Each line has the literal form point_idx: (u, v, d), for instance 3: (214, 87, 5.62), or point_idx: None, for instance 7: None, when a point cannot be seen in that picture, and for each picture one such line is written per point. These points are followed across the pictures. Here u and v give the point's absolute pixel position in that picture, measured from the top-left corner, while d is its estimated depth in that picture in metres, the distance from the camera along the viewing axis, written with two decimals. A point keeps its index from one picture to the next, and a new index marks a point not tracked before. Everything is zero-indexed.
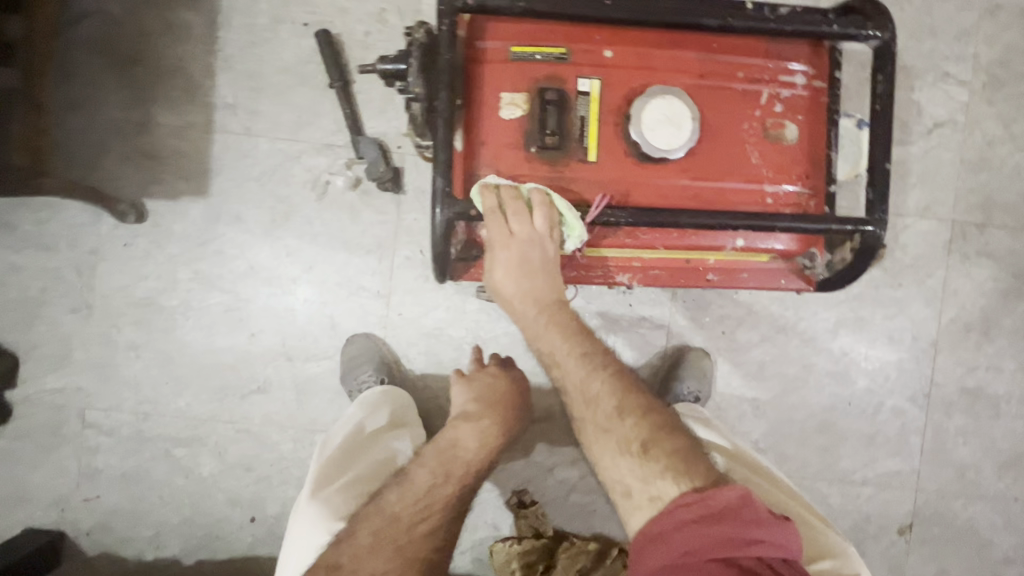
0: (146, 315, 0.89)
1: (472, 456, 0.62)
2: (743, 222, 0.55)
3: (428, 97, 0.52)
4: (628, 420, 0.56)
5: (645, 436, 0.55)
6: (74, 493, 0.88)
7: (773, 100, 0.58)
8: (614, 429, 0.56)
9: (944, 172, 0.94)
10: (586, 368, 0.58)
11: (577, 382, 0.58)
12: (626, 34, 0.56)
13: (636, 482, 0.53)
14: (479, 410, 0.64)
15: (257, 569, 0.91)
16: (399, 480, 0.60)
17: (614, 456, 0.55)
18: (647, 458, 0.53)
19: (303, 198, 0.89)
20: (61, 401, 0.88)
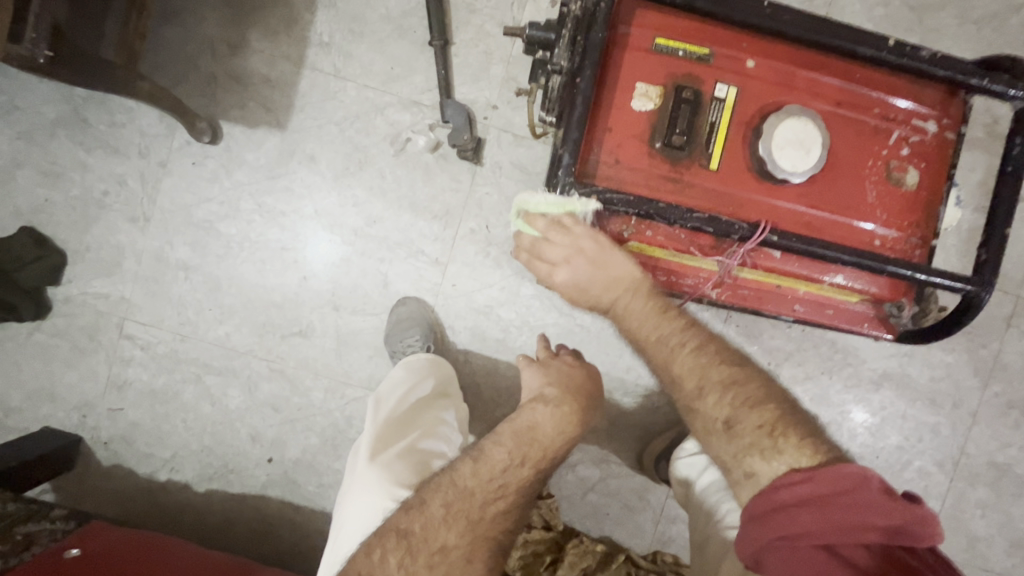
0: (203, 238, 0.87)
1: (550, 443, 0.62)
2: (852, 258, 0.54)
3: (570, 72, 0.51)
4: (711, 399, 0.55)
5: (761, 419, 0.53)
6: (100, 400, 0.88)
7: (900, 143, 0.57)
8: (701, 408, 0.56)
9: (1019, 247, 0.93)
10: (674, 347, 0.58)
11: (667, 364, 0.58)
12: (771, 47, 0.55)
13: (732, 461, 0.54)
14: (557, 397, 0.64)
15: (265, 509, 0.90)
16: (473, 454, 0.61)
17: (709, 432, 0.56)
18: (737, 434, 0.53)
19: (380, 151, 0.87)
20: (103, 307, 0.87)
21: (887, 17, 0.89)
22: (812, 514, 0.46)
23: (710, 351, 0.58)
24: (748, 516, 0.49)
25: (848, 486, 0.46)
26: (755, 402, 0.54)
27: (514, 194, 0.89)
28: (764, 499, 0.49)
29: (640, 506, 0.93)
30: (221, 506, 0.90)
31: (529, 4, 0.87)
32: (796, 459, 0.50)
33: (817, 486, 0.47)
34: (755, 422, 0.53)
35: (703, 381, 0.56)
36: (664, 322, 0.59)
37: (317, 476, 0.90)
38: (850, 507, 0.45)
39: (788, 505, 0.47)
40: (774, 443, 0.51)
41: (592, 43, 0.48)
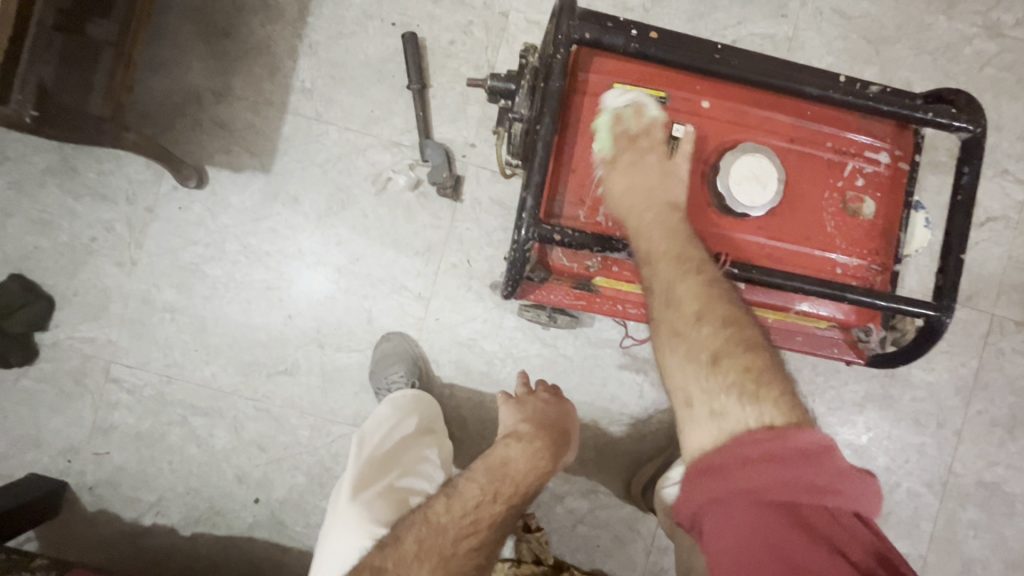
0: (189, 280, 0.89)
1: (522, 477, 0.63)
2: (815, 287, 0.55)
3: (531, 119, 0.53)
4: (705, 329, 0.47)
5: (727, 350, 0.46)
6: (85, 445, 0.88)
7: (855, 175, 0.60)
8: (694, 335, 0.47)
9: (991, 265, 0.95)
10: (675, 268, 0.49)
11: (663, 286, 0.49)
12: (725, 87, 0.58)
13: (701, 396, 0.46)
14: (531, 433, 0.65)
15: (251, 551, 0.89)
16: (446, 492, 0.62)
17: (682, 362, 0.47)
18: (722, 373, 0.45)
19: (361, 191, 0.90)
20: (90, 351, 0.88)
21: (846, 50, 0.93)
22: (774, 475, 0.40)
23: (718, 287, 0.49)
24: (698, 468, 0.43)
25: (811, 451, 0.40)
26: (751, 345, 0.46)
27: (494, 228, 0.91)
28: (722, 455, 0.42)
29: (630, 536, 0.92)
30: (207, 549, 0.89)
31: (502, 49, 0.91)
32: (768, 412, 0.43)
33: (782, 446, 0.41)
34: (742, 365, 0.45)
35: (694, 312, 0.48)
36: (681, 250, 0.50)
37: (304, 516, 0.90)
38: (814, 470, 0.40)
39: (752, 461, 0.41)
40: (754, 391, 0.44)
41: (550, 90, 0.51)
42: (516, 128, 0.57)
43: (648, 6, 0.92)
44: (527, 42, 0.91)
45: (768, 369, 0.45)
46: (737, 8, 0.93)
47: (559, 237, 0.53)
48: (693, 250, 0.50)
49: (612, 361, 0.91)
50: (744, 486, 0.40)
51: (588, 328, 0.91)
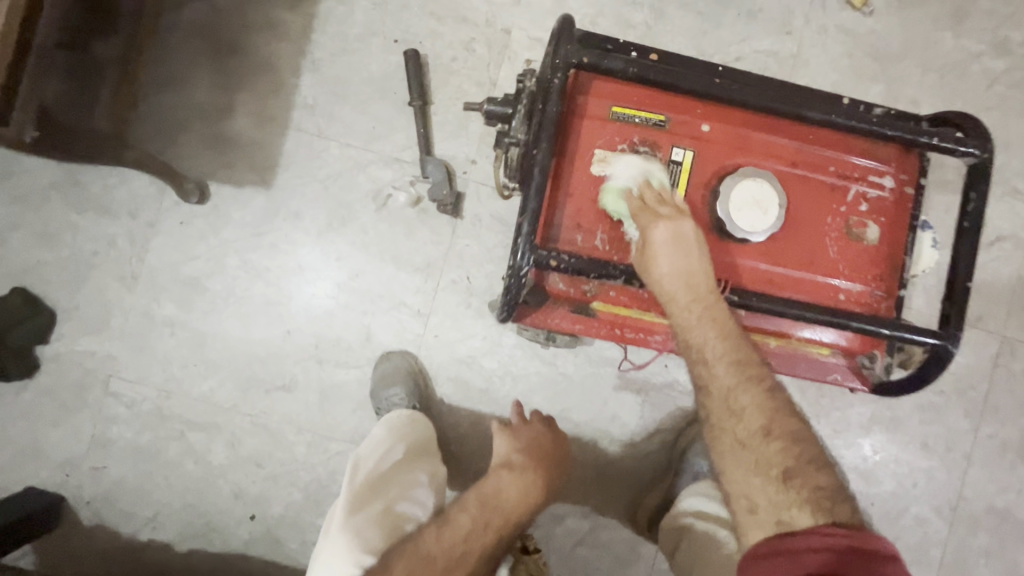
0: (189, 295, 0.89)
1: (512, 507, 0.64)
2: (817, 314, 0.54)
3: (528, 143, 0.53)
4: (772, 445, 0.50)
5: (789, 462, 0.49)
6: (83, 459, 0.88)
7: (858, 199, 0.59)
8: (757, 446, 0.50)
9: (1001, 286, 0.93)
10: (734, 375, 0.52)
11: (723, 394, 0.52)
12: (726, 111, 0.57)
13: (768, 508, 0.48)
14: (522, 464, 0.68)
15: (247, 568, 0.89)
16: (438, 521, 0.62)
17: (746, 474, 0.50)
18: (789, 488, 0.48)
19: (362, 207, 0.90)
20: (90, 365, 0.88)
21: (852, 67, 0.92)
22: (826, 558, 0.43)
23: (773, 395, 0.52)
24: (751, 554, 0.47)
25: (868, 547, 0.44)
26: (813, 459, 0.50)
27: (494, 245, 0.91)
28: (776, 548, 0.46)
29: (630, 559, 0.91)
30: (203, 566, 0.89)
31: (504, 65, 0.91)
32: (838, 514, 0.46)
33: (841, 542, 0.44)
34: (811, 482, 0.48)
35: (752, 418, 0.51)
36: (738, 354, 0.52)
37: (300, 533, 0.89)
38: (866, 560, 0.43)
39: (807, 547, 0.44)
40: (827, 509, 0.47)
41: (547, 115, 0.51)
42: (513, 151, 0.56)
43: (651, 23, 0.91)
44: (529, 59, 0.91)
45: (829, 478, 0.49)
46: (741, 25, 0.92)
47: (556, 263, 0.52)
48: (747, 351, 0.53)
49: (613, 380, 0.90)
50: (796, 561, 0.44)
51: (588, 346, 0.90)
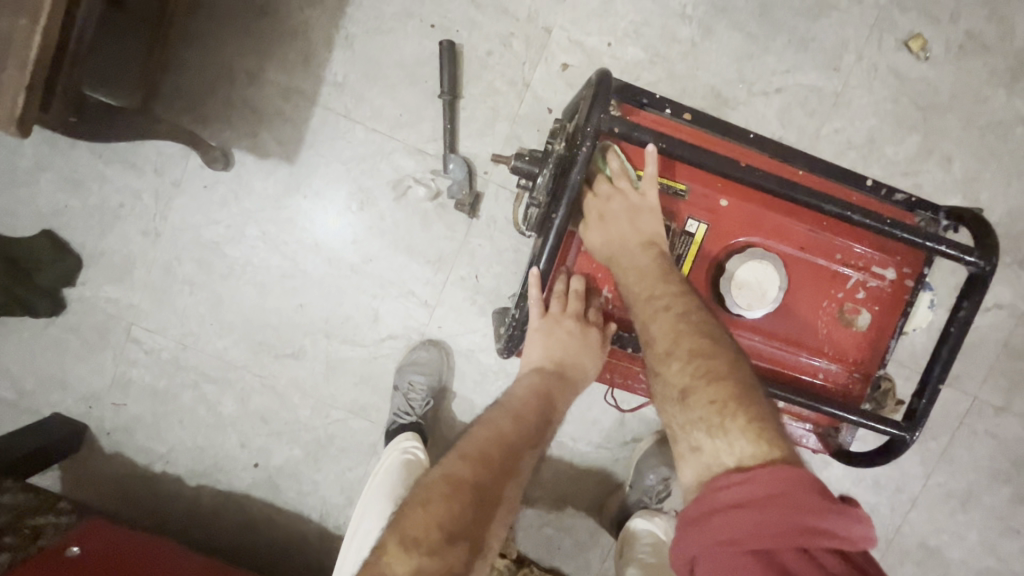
0: (208, 256, 0.92)
1: (472, 482, 0.58)
2: (792, 397, 0.58)
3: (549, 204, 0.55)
4: (675, 366, 0.50)
5: (688, 384, 0.49)
6: (106, 394, 0.95)
7: (857, 287, 0.61)
8: (664, 373, 0.51)
9: (984, 350, 0.96)
10: (645, 311, 0.54)
11: (642, 328, 0.54)
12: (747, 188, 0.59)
13: (680, 430, 0.49)
14: (455, 483, 0.58)
15: (247, 507, 0.99)
16: (397, 526, 0.56)
17: (661, 402, 0.51)
18: (690, 408, 0.48)
19: (381, 193, 0.91)
20: (113, 310, 0.93)
21: (892, 115, 0.90)
22: (750, 523, 0.39)
23: (689, 320, 0.52)
24: (688, 515, 0.43)
25: (781, 489, 0.40)
26: (716, 378, 0.48)
27: (505, 248, 0.93)
28: (705, 496, 0.43)
29: (590, 543, 1.01)
30: (208, 499, 0.99)
31: (540, 66, 0.89)
32: (738, 443, 0.44)
33: (753, 488, 0.41)
34: (709, 398, 0.47)
35: (674, 358, 0.51)
36: (654, 290, 0.54)
37: (297, 484, 0.98)
38: (781, 509, 0.39)
39: (729, 506, 0.41)
40: (722, 421, 0.46)
41: (569, 184, 0.53)
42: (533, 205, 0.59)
43: (695, 42, 0.89)
44: (565, 63, 0.89)
45: (740, 397, 0.47)
46: (788, 55, 0.89)
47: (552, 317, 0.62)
48: (669, 291, 0.54)
49: (599, 388, 0.96)
50: (721, 536, 0.40)
51: None
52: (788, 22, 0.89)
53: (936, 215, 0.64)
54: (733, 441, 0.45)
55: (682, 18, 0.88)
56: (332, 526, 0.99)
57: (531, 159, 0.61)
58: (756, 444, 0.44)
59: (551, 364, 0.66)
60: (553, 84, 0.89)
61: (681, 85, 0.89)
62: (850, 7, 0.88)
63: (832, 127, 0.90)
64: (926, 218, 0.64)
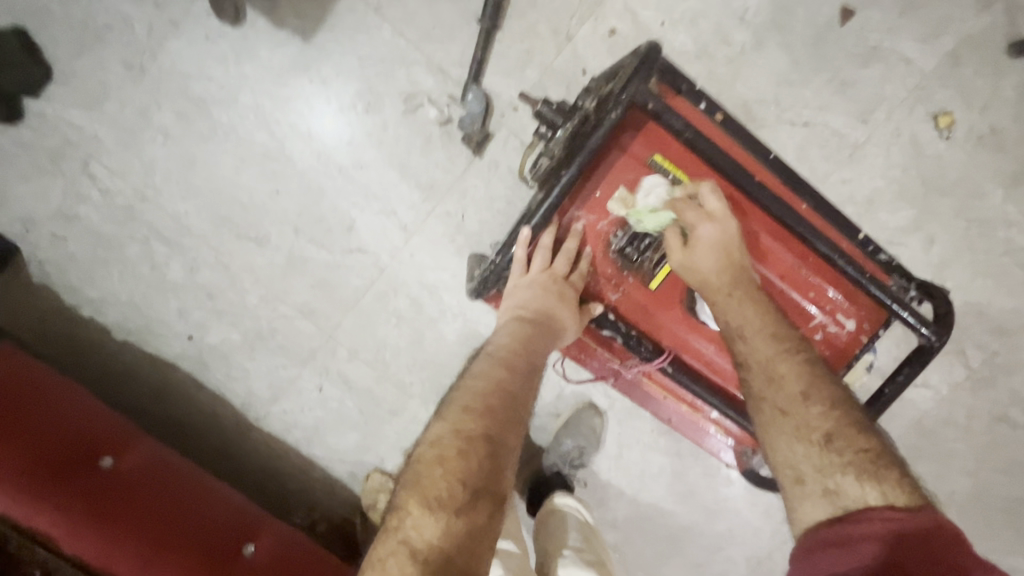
0: (192, 112, 0.86)
1: (473, 427, 0.54)
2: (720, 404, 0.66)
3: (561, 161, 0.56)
4: (814, 409, 0.56)
5: (830, 428, 0.55)
6: (44, 223, 0.89)
7: (817, 329, 0.65)
8: (794, 415, 0.57)
9: (899, 422, 1.02)
10: (771, 346, 0.60)
11: (760, 360, 0.60)
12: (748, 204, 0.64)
13: (814, 474, 0.54)
14: (467, 436, 0.53)
15: (170, 376, 0.96)
16: (410, 479, 0.51)
17: (790, 441, 0.57)
18: (834, 453, 0.54)
19: (390, 102, 0.87)
20: (74, 138, 0.86)
21: (899, 181, 0.92)
22: (898, 554, 0.46)
23: (818, 368, 0.59)
24: (824, 539, 0.50)
25: (932, 530, 0.47)
26: (862, 431, 0.55)
27: (499, 197, 0.91)
28: (850, 527, 0.50)
29: None
30: (131, 358, 0.95)
31: (587, 23, 0.85)
32: (891, 492, 0.51)
33: (903, 524, 0.48)
34: (859, 446, 0.54)
35: (806, 397, 0.57)
36: (775, 331, 0.60)
37: (227, 367, 0.96)
38: (933, 549, 0.46)
39: (872, 535, 0.48)
40: (874, 471, 0.52)
41: (586, 145, 0.54)
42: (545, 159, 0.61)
43: (744, 50, 0.88)
44: (613, 28, 0.86)
45: (882, 453, 0.54)
46: (824, 92, 0.89)
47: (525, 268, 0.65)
48: (782, 329, 0.61)
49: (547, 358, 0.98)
50: (870, 559, 0.47)
51: None
52: (836, 60, 0.88)
53: (909, 285, 0.67)
54: (883, 489, 0.51)
55: (739, 21, 0.87)
56: (250, 417, 0.98)
57: (556, 108, 0.61)
58: (909, 494, 0.51)
59: (526, 312, 0.65)
60: (594, 46, 0.86)
61: (717, 90, 0.88)
62: (896, 64, 0.89)
63: (842, 175, 0.91)
64: (899, 284, 0.67)
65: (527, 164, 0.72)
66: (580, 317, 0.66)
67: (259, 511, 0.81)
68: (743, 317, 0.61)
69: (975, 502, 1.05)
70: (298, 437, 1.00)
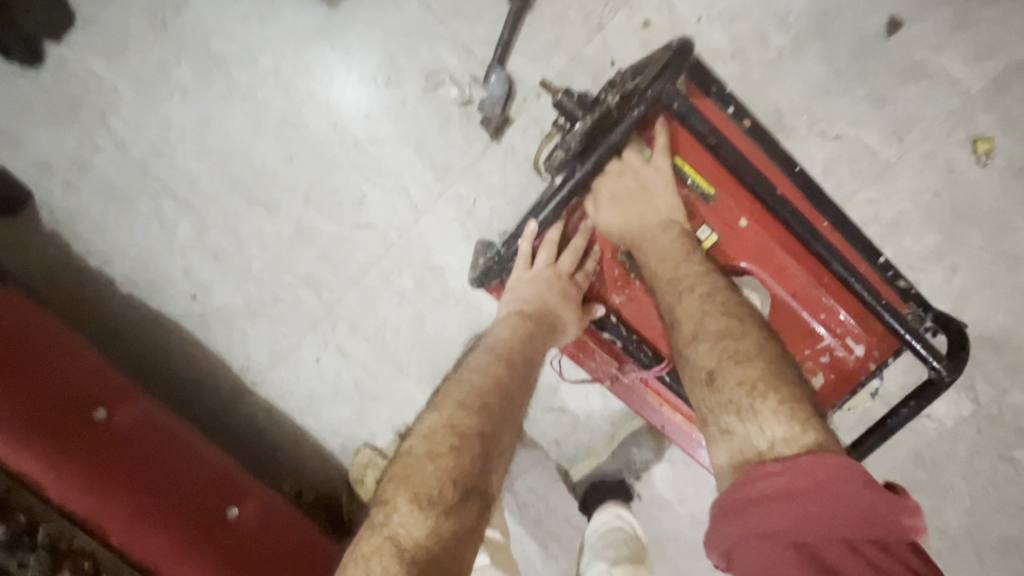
0: (211, 70, 0.85)
1: (466, 422, 0.53)
2: None
3: (578, 155, 0.56)
4: (702, 346, 0.52)
5: (716, 362, 0.50)
6: (58, 170, 0.89)
7: (824, 351, 0.65)
8: (687, 355, 0.53)
9: (898, 450, 1.00)
10: (674, 291, 0.58)
11: (666, 307, 0.58)
12: (769, 217, 0.62)
13: (710, 413, 0.50)
14: (462, 434, 0.52)
15: (172, 334, 0.97)
16: (399, 473, 0.50)
17: (689, 384, 0.53)
18: (720, 390, 0.49)
19: (411, 78, 0.85)
20: (93, 87, 0.86)
21: (928, 206, 0.88)
22: (786, 517, 0.40)
23: (718, 303, 0.55)
24: (723, 509, 0.44)
25: (826, 478, 0.41)
26: (746, 360, 0.49)
27: (513, 184, 0.89)
28: (739, 488, 0.43)
29: None
30: (135, 312, 0.96)
31: (620, 12, 0.82)
32: (771, 425, 0.45)
33: (798, 479, 0.41)
34: (739, 376, 0.48)
35: (703, 337, 0.53)
36: (679, 271, 0.58)
37: (227, 330, 0.96)
38: (830, 508, 0.40)
39: (764, 499, 0.42)
40: (755, 403, 0.46)
41: (606, 141, 0.54)
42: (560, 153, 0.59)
43: (782, 55, 0.84)
44: (647, 20, 0.83)
45: (768, 379, 0.48)
46: (861, 106, 0.85)
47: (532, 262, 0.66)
48: (685, 267, 0.58)
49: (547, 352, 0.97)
50: (763, 530, 0.40)
51: None
52: (878, 73, 0.84)
53: (925, 315, 0.65)
54: (765, 422, 0.46)
55: (780, 24, 0.83)
56: (247, 381, 0.99)
57: (578, 99, 0.58)
58: (791, 427, 0.44)
59: (529, 307, 0.65)
60: (625, 37, 0.83)
61: (749, 94, 0.85)
62: (942, 82, 0.84)
63: (869, 195, 0.88)
64: (914, 313, 0.65)
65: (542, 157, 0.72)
66: (583, 320, 0.68)
67: (247, 475, 0.83)
68: (659, 262, 0.60)
69: (968, 539, 1.03)
70: (293, 406, 1.00)
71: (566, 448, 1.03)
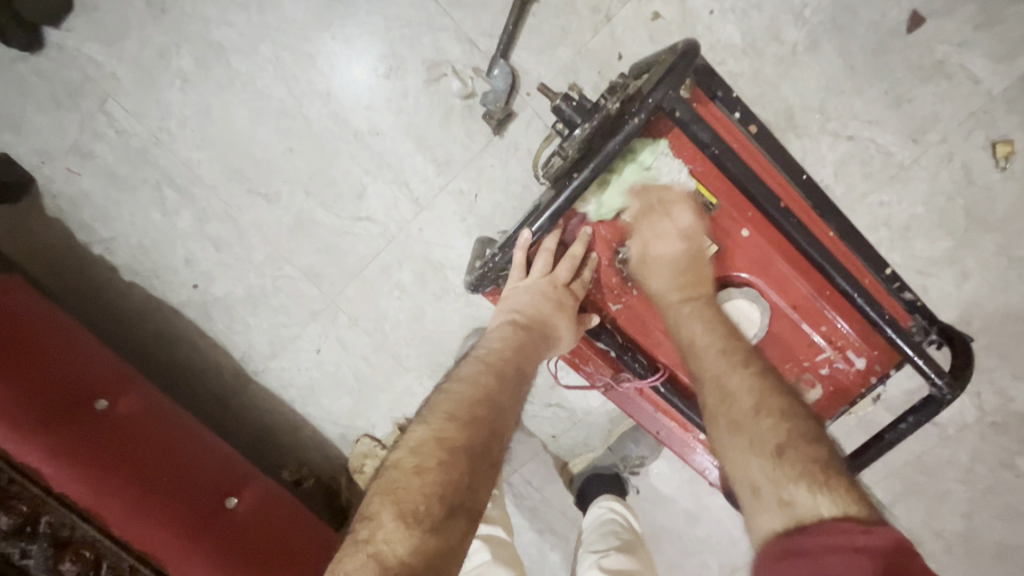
0: (211, 59, 0.84)
1: (456, 434, 0.53)
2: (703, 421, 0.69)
3: (574, 165, 0.56)
4: (759, 419, 0.54)
5: (779, 437, 0.52)
6: (60, 157, 0.88)
7: (824, 362, 0.66)
8: (743, 423, 0.54)
9: (897, 454, 1.00)
10: (723, 361, 0.59)
11: (713, 375, 0.59)
12: (770, 228, 0.62)
13: (767, 485, 0.50)
14: (449, 448, 0.52)
15: (174, 321, 0.98)
16: (385, 486, 0.50)
17: (743, 453, 0.53)
18: (784, 462, 0.50)
19: (412, 69, 0.83)
20: (93, 73, 0.85)
21: (940, 209, 0.86)
22: (841, 567, 0.41)
23: (770, 377, 0.57)
24: (774, 556, 0.46)
25: (878, 542, 0.42)
26: (809, 438, 0.52)
27: (516, 179, 0.88)
28: (790, 542, 0.45)
29: None
30: (138, 298, 0.97)
31: (630, 4, 0.79)
32: (839, 499, 0.47)
33: (848, 534, 0.43)
34: (807, 455, 0.50)
35: (763, 409, 0.54)
36: (725, 345, 0.60)
37: (229, 320, 0.97)
38: (875, 556, 0.41)
39: (817, 549, 0.43)
40: (823, 479, 0.48)
41: (604, 149, 0.54)
42: (557, 161, 0.59)
43: (796, 50, 0.81)
44: (657, 12, 0.80)
45: (829, 459, 0.50)
46: (877, 106, 0.83)
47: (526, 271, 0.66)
48: (731, 346, 0.60)
49: None
50: (813, 572, 0.42)
51: None
52: (897, 71, 0.81)
53: (930, 328, 0.65)
54: (832, 497, 0.47)
55: (797, 18, 0.80)
56: (249, 370, 1.00)
57: (576, 105, 0.58)
58: (855, 502, 0.46)
59: (522, 316, 0.66)
60: (633, 29, 0.80)
61: (760, 91, 0.83)
62: (963, 82, 0.80)
63: (879, 197, 0.86)
64: (920, 326, 0.65)
65: (538, 161, 0.71)
66: (577, 329, 0.67)
67: (248, 465, 0.84)
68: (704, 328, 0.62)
69: (962, 542, 1.03)
70: (294, 395, 1.02)
71: (564, 443, 1.03)
